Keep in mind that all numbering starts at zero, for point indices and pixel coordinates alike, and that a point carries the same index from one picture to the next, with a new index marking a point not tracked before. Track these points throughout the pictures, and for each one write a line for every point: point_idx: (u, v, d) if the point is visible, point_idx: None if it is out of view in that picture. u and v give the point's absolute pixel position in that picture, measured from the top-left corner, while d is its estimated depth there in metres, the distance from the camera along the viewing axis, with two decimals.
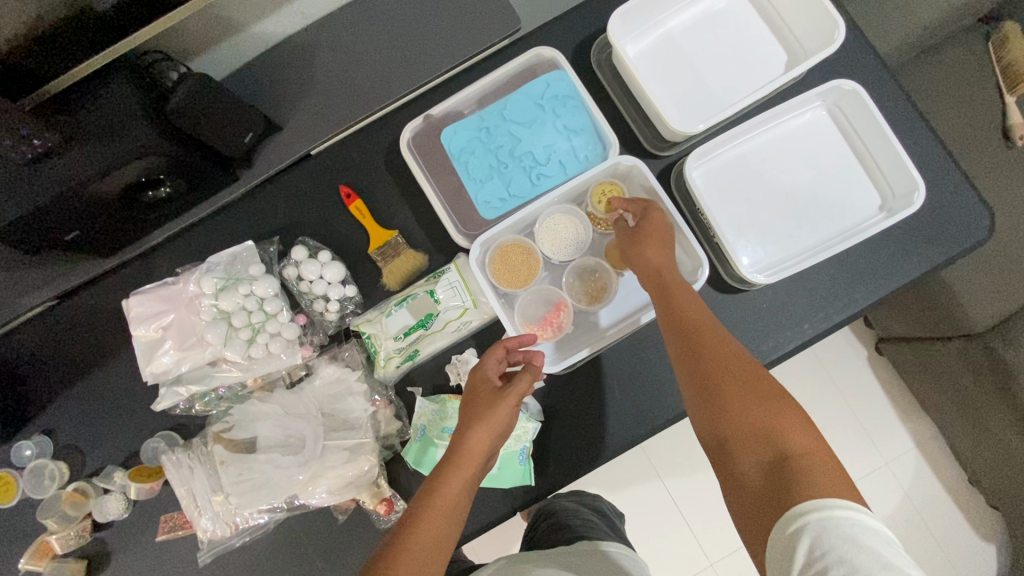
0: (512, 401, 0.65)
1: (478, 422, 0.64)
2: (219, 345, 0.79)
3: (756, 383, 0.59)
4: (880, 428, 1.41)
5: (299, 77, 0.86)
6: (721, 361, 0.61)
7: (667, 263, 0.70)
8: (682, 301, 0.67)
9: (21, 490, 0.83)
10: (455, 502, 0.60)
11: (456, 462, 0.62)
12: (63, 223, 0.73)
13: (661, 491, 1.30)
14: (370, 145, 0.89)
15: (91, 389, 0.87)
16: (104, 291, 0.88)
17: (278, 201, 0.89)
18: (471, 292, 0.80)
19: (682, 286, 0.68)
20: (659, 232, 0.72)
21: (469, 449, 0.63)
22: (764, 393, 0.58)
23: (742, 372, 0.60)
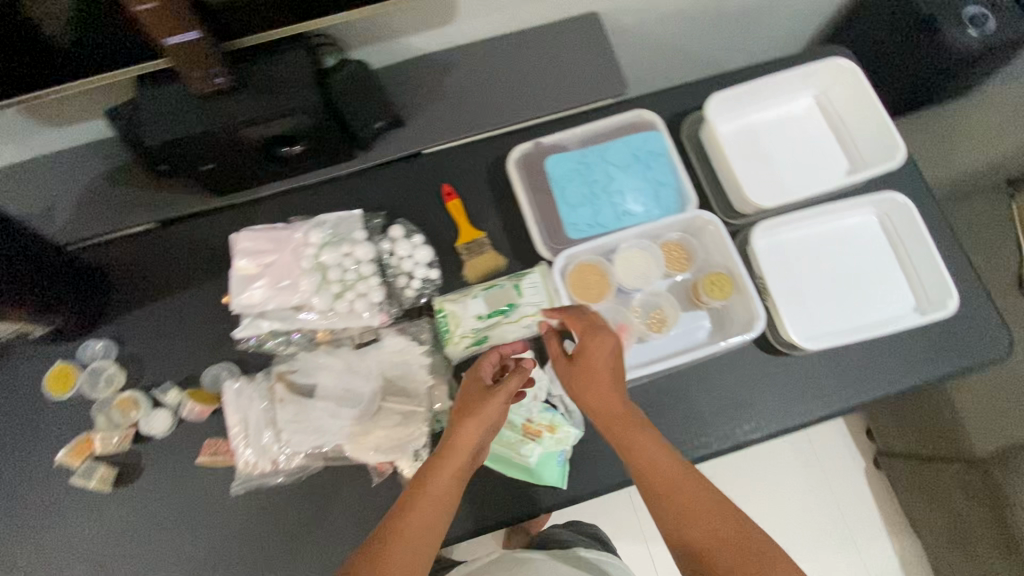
0: (502, 398, 0.71)
1: (467, 416, 0.70)
2: (309, 293, 0.85)
3: (720, 543, 0.60)
4: (864, 541, 1.43)
5: (431, 87, 0.99)
6: (691, 530, 0.61)
7: (621, 405, 0.69)
8: (651, 455, 0.66)
9: (78, 385, 0.87)
10: (433, 512, 0.64)
11: (450, 457, 0.67)
12: (204, 152, 0.85)
13: (643, 549, 1.31)
14: (476, 155, 1.00)
15: (168, 308, 0.93)
16: (207, 225, 0.97)
17: (384, 183, 0.98)
18: (549, 296, 0.87)
19: (639, 430, 0.68)
20: (607, 369, 0.71)
21: (455, 443, 0.68)
22: (752, 552, 0.59)
23: (700, 521, 0.61)
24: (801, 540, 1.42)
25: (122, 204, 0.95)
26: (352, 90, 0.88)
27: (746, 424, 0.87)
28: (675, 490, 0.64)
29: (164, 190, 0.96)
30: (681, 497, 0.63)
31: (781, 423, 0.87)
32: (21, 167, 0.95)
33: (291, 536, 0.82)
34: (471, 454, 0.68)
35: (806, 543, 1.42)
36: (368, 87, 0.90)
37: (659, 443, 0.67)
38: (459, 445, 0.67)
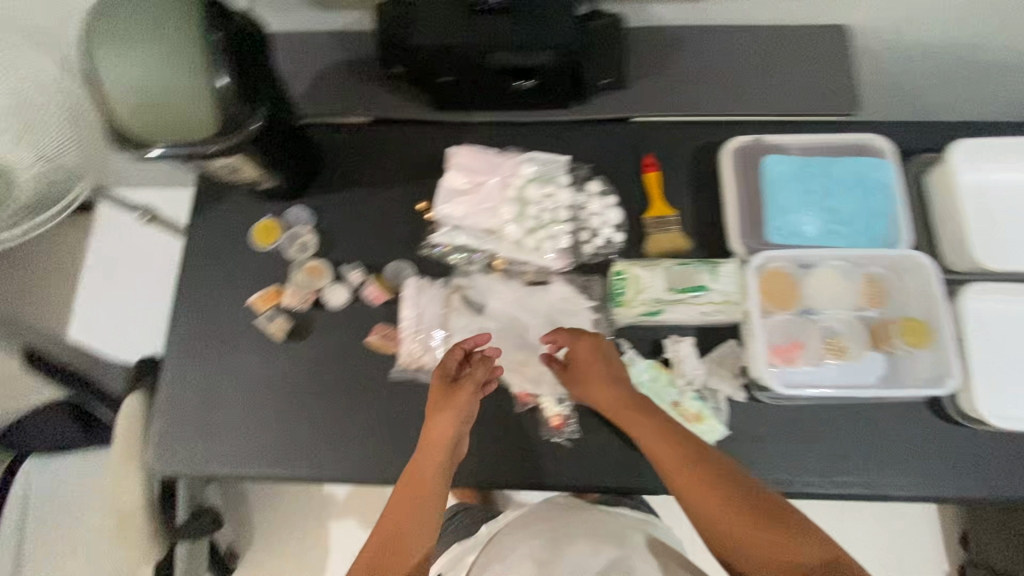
0: (468, 390, 0.79)
1: (442, 413, 0.77)
2: (506, 220, 0.90)
3: (738, 517, 0.67)
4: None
5: (661, 58, 0.99)
6: (712, 509, 0.68)
7: (624, 399, 0.79)
8: (656, 437, 0.75)
9: (280, 242, 0.96)
10: (426, 489, 0.74)
11: (428, 452, 0.76)
12: (451, 65, 0.89)
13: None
14: (684, 135, 0.99)
15: (366, 198, 0.99)
16: (417, 133, 1.03)
17: (588, 138, 0.99)
18: (739, 291, 0.85)
19: (642, 419, 0.76)
20: (597, 368, 0.81)
21: (432, 438, 0.77)
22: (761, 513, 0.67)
23: (711, 492, 0.69)
24: None
25: (352, 94, 1.01)
26: (600, 44, 0.90)
27: (890, 479, 0.85)
28: (684, 464, 0.72)
29: (389, 89, 1.01)
30: (696, 480, 0.70)
31: (927, 487, 0.84)
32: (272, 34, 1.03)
33: None
34: (447, 444, 0.76)
35: None
36: (612, 42, 0.92)
37: (660, 426, 0.75)
38: (435, 439, 0.76)
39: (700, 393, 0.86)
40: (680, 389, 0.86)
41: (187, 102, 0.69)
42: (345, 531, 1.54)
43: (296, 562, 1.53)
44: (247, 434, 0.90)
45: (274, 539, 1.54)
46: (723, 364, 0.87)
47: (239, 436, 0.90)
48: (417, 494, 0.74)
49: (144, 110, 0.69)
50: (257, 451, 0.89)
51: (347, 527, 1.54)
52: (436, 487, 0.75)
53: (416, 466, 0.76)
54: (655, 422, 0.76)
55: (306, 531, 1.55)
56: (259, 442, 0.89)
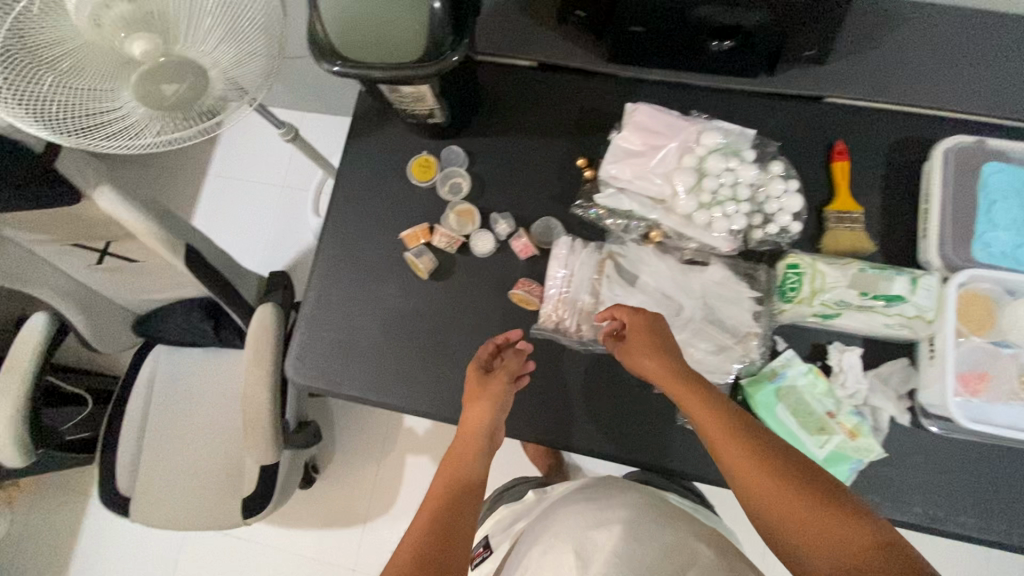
0: (502, 377, 0.79)
1: (478, 403, 0.77)
2: (678, 190, 0.83)
3: (797, 501, 0.59)
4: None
5: (876, 33, 0.88)
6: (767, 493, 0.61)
7: (679, 377, 0.71)
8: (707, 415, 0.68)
9: (432, 180, 0.94)
10: (467, 459, 0.73)
11: (462, 437, 0.76)
12: (651, 12, 0.81)
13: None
14: (882, 125, 0.89)
15: (522, 147, 0.96)
16: (583, 84, 0.97)
17: (772, 114, 0.91)
18: (935, 308, 0.76)
19: (690, 394, 0.70)
20: (648, 340, 0.75)
21: (465, 427, 0.76)
22: (810, 500, 0.59)
23: (758, 472, 0.62)
24: None
25: (524, 33, 0.96)
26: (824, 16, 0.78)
27: None
28: (733, 443, 0.65)
29: (564, 33, 0.96)
30: (741, 457, 0.64)
31: None
32: None
33: (560, 398, 0.85)
34: (484, 432, 0.75)
35: None
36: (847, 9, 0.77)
37: (716, 405, 0.69)
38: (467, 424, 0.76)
39: (859, 409, 0.80)
40: (838, 400, 0.79)
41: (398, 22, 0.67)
42: (418, 466, 1.60)
43: (369, 486, 1.60)
44: (380, 365, 0.91)
45: (352, 461, 1.62)
46: (888, 382, 0.80)
47: (373, 365, 0.91)
48: (458, 464, 0.72)
49: (355, 23, 0.68)
50: (386, 382, 0.90)
51: (420, 463, 1.60)
52: (477, 460, 0.73)
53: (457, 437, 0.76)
54: (698, 398, 0.69)
55: (382, 460, 1.61)
56: (391, 375, 0.90)
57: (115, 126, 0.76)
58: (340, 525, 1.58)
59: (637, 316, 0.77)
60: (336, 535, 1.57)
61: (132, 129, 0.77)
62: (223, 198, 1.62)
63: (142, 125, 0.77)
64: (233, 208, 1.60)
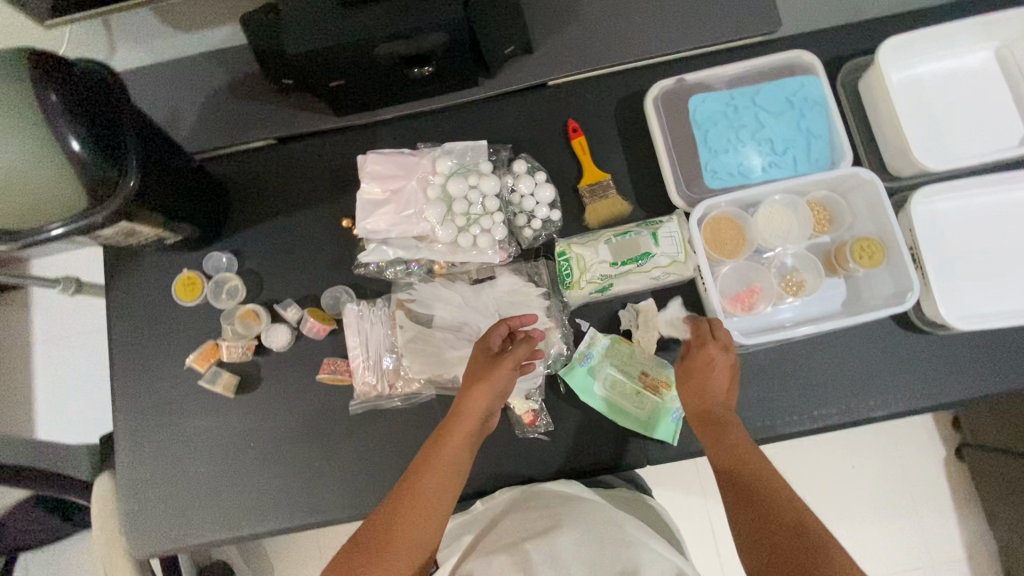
0: (509, 364, 0.72)
1: (479, 385, 0.71)
2: (433, 224, 0.84)
3: (771, 490, 0.61)
4: (938, 544, 1.31)
5: (561, 13, 0.92)
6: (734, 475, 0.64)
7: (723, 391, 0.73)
8: (726, 416, 0.71)
9: (203, 294, 0.89)
10: (447, 477, 0.66)
11: (461, 421, 0.69)
12: (336, 67, 0.81)
13: (704, 520, 1.25)
14: (602, 91, 0.93)
15: (285, 228, 0.93)
16: (322, 145, 0.96)
17: (505, 115, 0.94)
18: (686, 247, 0.81)
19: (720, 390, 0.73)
20: (721, 370, 0.73)
21: (468, 409, 0.70)
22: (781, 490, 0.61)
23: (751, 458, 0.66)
24: (868, 515, 1.32)
25: (245, 117, 0.94)
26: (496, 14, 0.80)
27: (868, 400, 0.84)
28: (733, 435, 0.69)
29: (283, 104, 0.94)
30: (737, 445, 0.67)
31: (903, 403, 0.83)
32: (151, 71, 0.95)
33: (403, 459, 0.85)
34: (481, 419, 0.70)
35: (873, 519, 1.32)
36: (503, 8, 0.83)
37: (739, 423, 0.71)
38: (469, 410, 0.69)
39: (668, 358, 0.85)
40: (650, 357, 0.83)
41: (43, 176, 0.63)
42: None
43: None
44: (218, 499, 0.86)
45: None
46: None
47: (211, 502, 0.86)
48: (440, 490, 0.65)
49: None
50: (230, 513, 0.85)
51: None
52: (449, 490, 0.66)
53: (443, 453, 0.67)
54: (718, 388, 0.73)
55: None
56: (232, 505, 0.86)
57: None
58: None
59: (718, 349, 0.73)
60: None
61: None
62: (30, 378, 1.40)
63: None
64: (47, 386, 1.39)
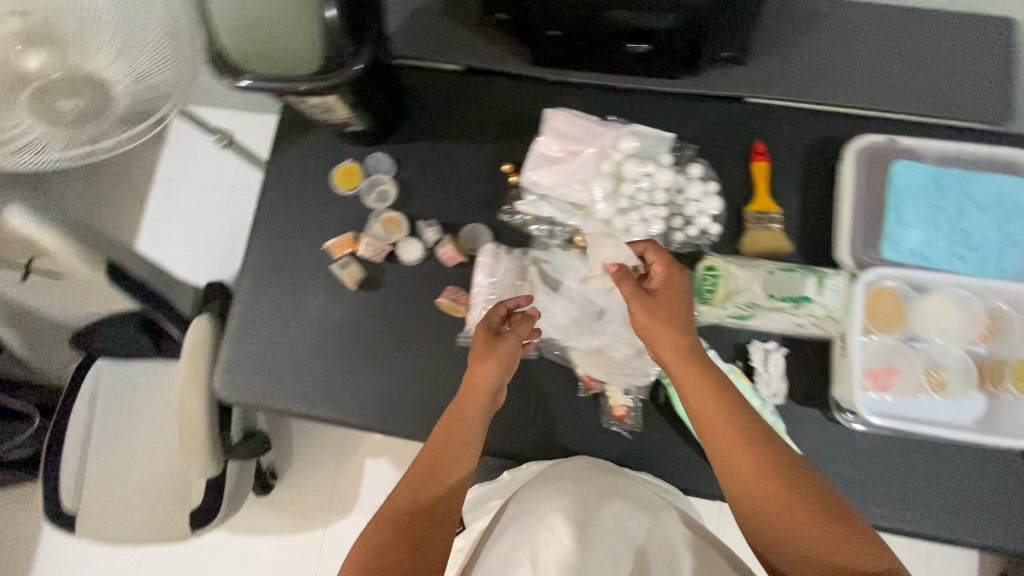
0: (513, 343, 0.76)
1: (480, 363, 0.75)
2: (596, 196, 0.84)
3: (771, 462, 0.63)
4: None
5: (789, 35, 0.89)
6: (762, 492, 0.62)
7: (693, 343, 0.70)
8: (700, 372, 0.68)
9: (357, 187, 0.93)
10: (457, 451, 0.71)
11: (466, 398, 0.74)
12: (561, 18, 0.80)
13: None
14: (799, 126, 0.90)
15: (447, 152, 0.95)
16: (506, 87, 0.96)
17: (694, 116, 0.91)
18: (846, 307, 0.77)
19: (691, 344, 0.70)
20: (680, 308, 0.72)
21: (471, 387, 0.75)
22: (778, 464, 0.63)
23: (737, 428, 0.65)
24: None
25: (447, 37, 0.95)
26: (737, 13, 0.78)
27: (967, 524, 0.79)
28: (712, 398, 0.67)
29: (486, 36, 0.95)
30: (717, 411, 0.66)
31: (1002, 541, 0.78)
32: None
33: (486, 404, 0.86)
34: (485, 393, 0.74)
35: None
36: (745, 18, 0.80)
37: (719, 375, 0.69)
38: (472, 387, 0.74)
39: (777, 406, 0.82)
40: (762, 399, 0.81)
41: (298, 45, 0.68)
42: (376, 467, 1.61)
43: (326, 492, 1.60)
44: (308, 376, 0.90)
45: (311, 466, 1.62)
46: (800, 378, 0.83)
47: (302, 377, 0.90)
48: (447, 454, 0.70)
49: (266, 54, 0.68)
50: (313, 393, 0.89)
51: (379, 464, 1.61)
52: (464, 461, 0.71)
53: (449, 433, 0.72)
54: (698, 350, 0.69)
55: (340, 464, 1.62)
56: (317, 387, 0.90)
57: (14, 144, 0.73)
58: (299, 530, 1.58)
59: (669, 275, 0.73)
60: (296, 540, 1.58)
61: (36, 146, 0.74)
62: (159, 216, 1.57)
63: (47, 141, 0.74)
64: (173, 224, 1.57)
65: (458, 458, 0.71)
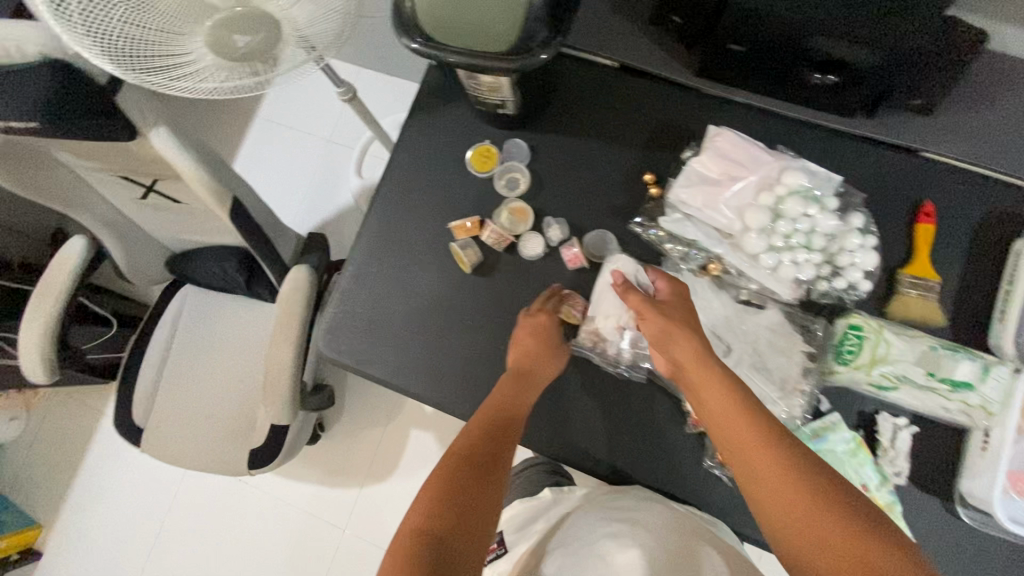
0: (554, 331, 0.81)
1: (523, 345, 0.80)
2: (749, 228, 0.77)
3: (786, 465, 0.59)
4: None
5: (990, 92, 0.81)
6: (772, 493, 0.59)
7: (695, 337, 0.68)
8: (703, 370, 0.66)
9: (489, 170, 0.91)
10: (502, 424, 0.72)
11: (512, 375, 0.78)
12: (752, 34, 0.75)
13: None
14: (977, 193, 0.83)
15: (586, 150, 0.91)
16: (661, 93, 0.91)
17: (860, 162, 0.85)
18: (1004, 403, 0.70)
19: (691, 339, 0.67)
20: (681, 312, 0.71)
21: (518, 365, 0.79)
22: (789, 460, 0.59)
23: (722, 408, 0.64)
24: None
25: (610, 30, 0.90)
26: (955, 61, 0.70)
27: None
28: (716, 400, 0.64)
29: (652, 37, 0.90)
30: (719, 402, 0.64)
31: None
32: None
33: (586, 417, 0.84)
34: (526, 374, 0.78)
35: None
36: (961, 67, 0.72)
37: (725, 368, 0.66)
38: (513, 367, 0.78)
39: (895, 486, 0.77)
40: (882, 476, 0.76)
41: (490, 24, 0.64)
42: (419, 440, 1.61)
43: (369, 451, 1.62)
44: (407, 351, 0.89)
45: (358, 425, 1.63)
46: (925, 462, 0.77)
47: (401, 351, 0.89)
48: (497, 421, 0.73)
49: (454, 20, 0.65)
50: (408, 369, 0.88)
51: (424, 437, 1.61)
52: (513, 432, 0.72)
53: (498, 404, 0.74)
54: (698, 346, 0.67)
55: (386, 429, 1.62)
56: (414, 364, 0.88)
57: (179, 69, 0.72)
58: (336, 484, 1.61)
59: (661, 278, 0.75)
60: (332, 493, 1.60)
61: (199, 74, 0.73)
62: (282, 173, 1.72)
63: (209, 71, 0.73)
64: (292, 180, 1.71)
65: (512, 426, 0.72)
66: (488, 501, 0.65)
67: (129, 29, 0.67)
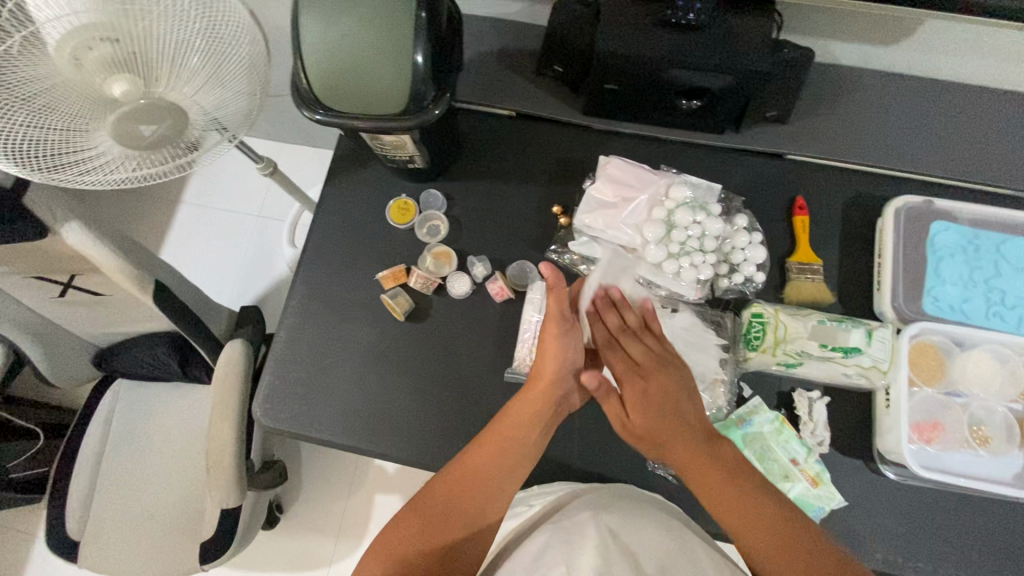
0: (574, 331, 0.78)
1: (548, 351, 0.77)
2: (649, 240, 0.85)
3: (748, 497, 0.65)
4: None
5: (829, 99, 0.94)
6: (736, 518, 0.65)
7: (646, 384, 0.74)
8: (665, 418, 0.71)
9: (410, 222, 0.96)
10: (501, 448, 0.72)
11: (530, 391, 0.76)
12: (621, 73, 0.85)
13: None
14: (838, 183, 0.94)
15: (497, 191, 0.98)
16: (557, 132, 1.00)
17: (738, 170, 0.96)
18: (893, 360, 0.79)
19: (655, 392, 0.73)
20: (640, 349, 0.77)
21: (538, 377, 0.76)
22: (753, 494, 0.65)
23: (689, 447, 0.69)
24: None
25: (503, 84, 1.00)
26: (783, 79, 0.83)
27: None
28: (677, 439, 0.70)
29: (540, 85, 1.00)
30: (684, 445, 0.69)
31: None
32: None
33: None
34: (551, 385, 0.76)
35: None
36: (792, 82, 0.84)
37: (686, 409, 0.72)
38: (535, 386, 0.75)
39: (822, 454, 0.83)
40: (807, 447, 0.82)
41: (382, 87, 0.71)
42: (386, 504, 1.56)
43: (334, 524, 1.55)
44: (350, 406, 0.89)
45: (320, 499, 1.57)
46: (843, 428, 0.84)
47: (344, 406, 0.89)
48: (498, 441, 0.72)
49: (348, 86, 0.71)
50: (353, 423, 0.88)
51: (391, 500, 1.56)
52: (512, 455, 0.72)
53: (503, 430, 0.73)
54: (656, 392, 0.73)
55: (350, 499, 1.57)
56: (358, 418, 0.89)
57: (88, 163, 0.73)
58: (304, 567, 1.52)
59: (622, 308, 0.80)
60: None
61: (107, 165, 0.74)
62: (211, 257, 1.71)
63: (117, 162, 0.75)
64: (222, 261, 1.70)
65: (511, 439, 0.73)
66: (471, 514, 0.69)
67: (33, 132, 0.69)
